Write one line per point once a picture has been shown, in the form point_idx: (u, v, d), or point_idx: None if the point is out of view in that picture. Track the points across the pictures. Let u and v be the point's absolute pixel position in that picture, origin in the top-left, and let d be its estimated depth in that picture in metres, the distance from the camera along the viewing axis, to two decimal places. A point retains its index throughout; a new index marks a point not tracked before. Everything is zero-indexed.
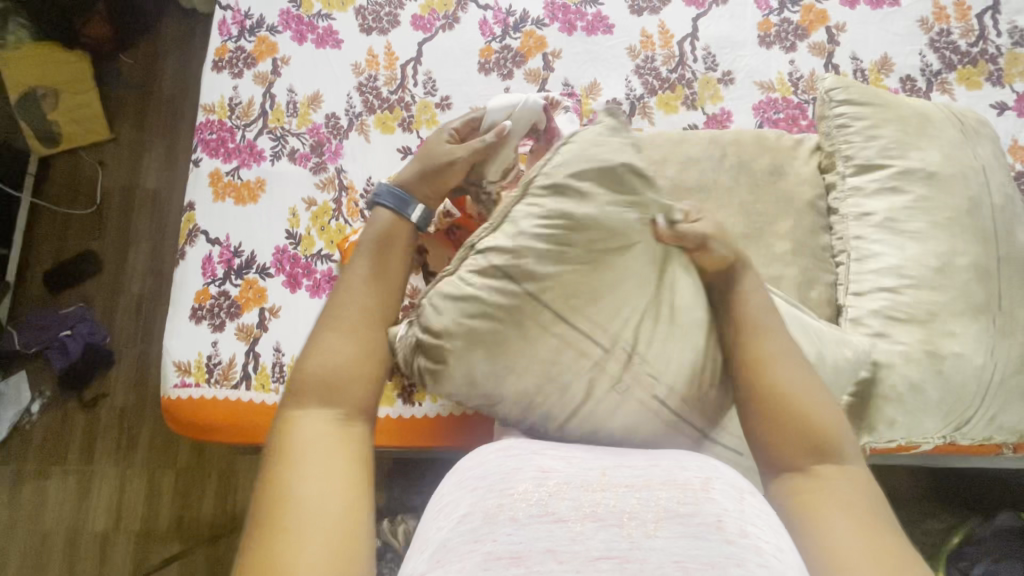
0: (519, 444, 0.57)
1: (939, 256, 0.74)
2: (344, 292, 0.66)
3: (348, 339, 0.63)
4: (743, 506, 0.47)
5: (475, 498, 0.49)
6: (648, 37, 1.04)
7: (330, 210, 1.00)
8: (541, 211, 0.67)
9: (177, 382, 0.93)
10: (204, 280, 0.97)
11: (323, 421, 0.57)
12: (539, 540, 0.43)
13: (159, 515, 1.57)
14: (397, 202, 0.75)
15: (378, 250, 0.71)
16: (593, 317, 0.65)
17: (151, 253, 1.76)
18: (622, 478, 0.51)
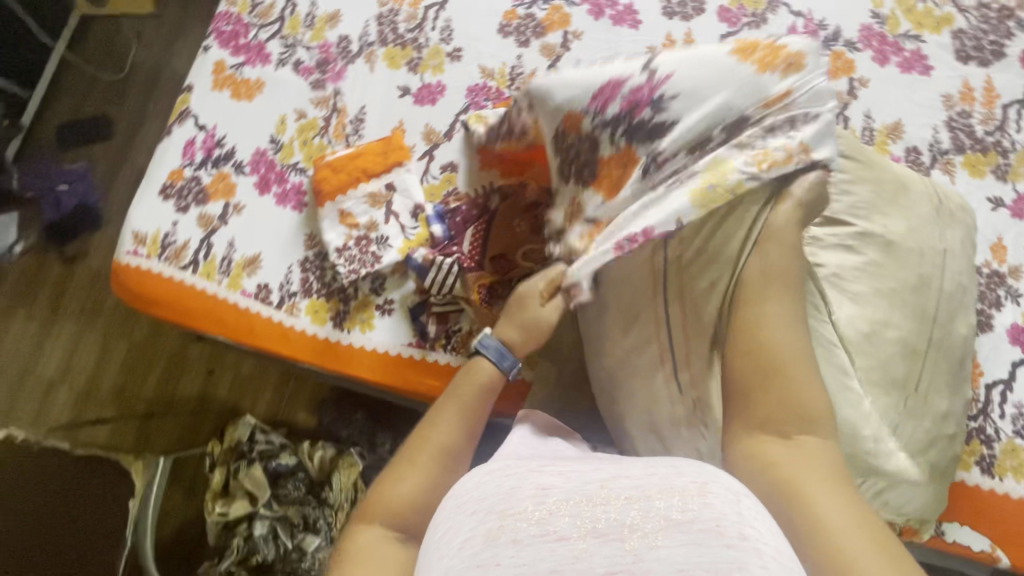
0: (516, 464, 0.61)
1: (872, 323, 0.72)
2: (429, 426, 0.75)
3: (416, 464, 0.71)
4: (740, 508, 0.50)
5: (475, 523, 0.53)
6: (671, 41, 1.03)
7: (317, 127, 1.01)
8: (711, 112, 0.69)
9: (131, 249, 0.97)
10: (182, 161, 1.00)
11: (380, 537, 0.64)
12: (543, 560, 0.47)
13: (104, 379, 1.63)
14: (497, 356, 0.81)
15: (472, 398, 0.79)
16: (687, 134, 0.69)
17: (161, 133, 1.79)
18: (620, 489, 0.53)
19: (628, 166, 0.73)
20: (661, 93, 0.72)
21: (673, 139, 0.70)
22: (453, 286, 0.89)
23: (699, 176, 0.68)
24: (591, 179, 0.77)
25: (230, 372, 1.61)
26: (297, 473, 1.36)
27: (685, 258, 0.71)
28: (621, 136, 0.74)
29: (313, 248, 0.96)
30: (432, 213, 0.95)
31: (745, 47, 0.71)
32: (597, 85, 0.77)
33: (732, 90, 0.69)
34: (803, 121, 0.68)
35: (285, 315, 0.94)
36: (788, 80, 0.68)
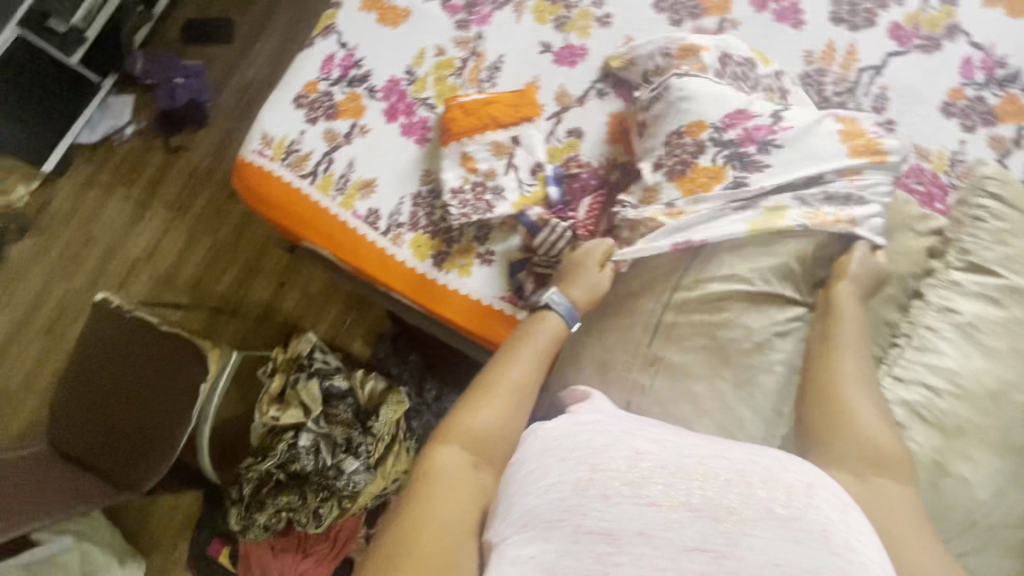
0: (611, 423, 0.61)
1: (999, 382, 0.70)
2: (505, 363, 0.75)
3: (493, 398, 0.70)
4: (847, 517, 0.51)
5: (564, 469, 0.54)
6: (831, 49, 0.98)
7: (454, 67, 1.01)
8: (798, 170, 0.79)
9: (257, 149, 1.01)
10: (319, 74, 1.02)
11: (460, 463, 0.64)
12: (631, 521, 0.49)
13: (183, 269, 1.72)
14: (566, 314, 0.81)
15: (547, 343, 0.78)
16: (768, 177, 0.79)
17: (277, 47, 1.83)
18: (720, 470, 0.53)
19: (714, 179, 0.81)
20: (772, 140, 0.81)
21: (759, 178, 0.79)
22: (562, 251, 0.89)
23: (761, 211, 0.78)
24: (677, 174, 0.83)
25: (299, 289, 1.67)
26: (346, 397, 1.41)
27: (714, 260, 0.79)
28: (722, 155, 0.81)
29: (428, 185, 0.98)
30: (551, 174, 0.95)
31: (852, 133, 0.82)
32: (729, 108, 0.83)
33: (822, 159, 0.80)
34: (857, 201, 0.78)
35: (389, 244, 0.96)
36: (868, 167, 0.80)
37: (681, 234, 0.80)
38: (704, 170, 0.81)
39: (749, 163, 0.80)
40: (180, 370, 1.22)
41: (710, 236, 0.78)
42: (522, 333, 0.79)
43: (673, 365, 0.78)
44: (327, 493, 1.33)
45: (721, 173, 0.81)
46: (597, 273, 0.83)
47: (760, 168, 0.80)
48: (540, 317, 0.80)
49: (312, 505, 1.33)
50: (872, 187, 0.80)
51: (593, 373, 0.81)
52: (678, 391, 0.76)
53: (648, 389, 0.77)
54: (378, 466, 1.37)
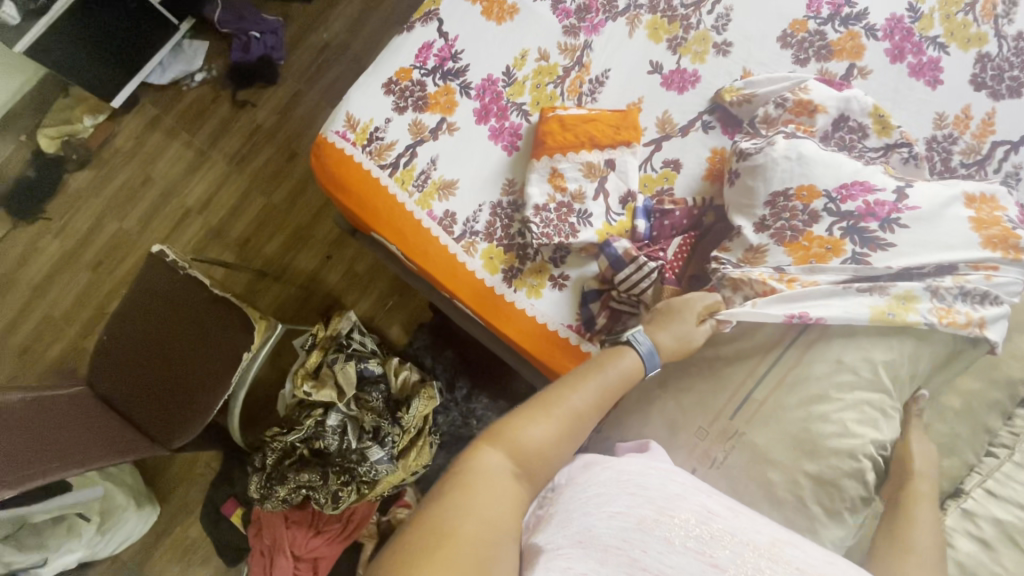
0: (685, 478, 0.63)
1: None
2: (570, 387, 0.70)
3: (549, 421, 0.66)
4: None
5: (633, 502, 0.56)
6: (967, 116, 0.90)
7: (555, 75, 0.96)
8: (932, 254, 0.73)
9: (339, 131, 0.97)
10: (414, 62, 0.98)
11: (499, 473, 0.60)
12: (690, 573, 0.50)
13: (234, 226, 1.71)
14: (645, 355, 0.74)
15: (616, 378, 0.72)
16: (898, 258, 0.73)
17: (358, 14, 1.79)
18: (790, 556, 0.54)
19: (829, 251, 0.76)
20: (897, 219, 0.74)
21: (880, 259, 0.74)
22: (646, 291, 0.83)
23: (887, 297, 0.72)
24: (787, 239, 0.78)
25: (344, 265, 1.65)
26: (379, 384, 1.40)
27: (826, 341, 0.73)
28: (838, 228, 0.76)
29: (509, 195, 0.93)
30: (641, 206, 0.90)
31: (983, 220, 0.75)
32: (846, 178, 0.78)
33: (958, 247, 0.73)
34: (994, 301, 0.71)
35: (460, 251, 0.93)
36: (1010, 266, 0.73)
37: (796, 306, 0.74)
38: (814, 240, 0.76)
39: (878, 239, 0.74)
40: (224, 336, 1.21)
41: (829, 316, 0.72)
42: (593, 362, 0.74)
43: (755, 444, 0.73)
44: (348, 476, 1.34)
45: (834, 246, 0.75)
46: (692, 326, 0.76)
47: (890, 246, 0.74)
48: (623, 358, 0.74)
49: (332, 487, 1.33)
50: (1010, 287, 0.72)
51: (661, 433, 0.79)
52: (752, 470, 0.73)
53: (718, 461, 0.75)
54: (400, 457, 1.36)
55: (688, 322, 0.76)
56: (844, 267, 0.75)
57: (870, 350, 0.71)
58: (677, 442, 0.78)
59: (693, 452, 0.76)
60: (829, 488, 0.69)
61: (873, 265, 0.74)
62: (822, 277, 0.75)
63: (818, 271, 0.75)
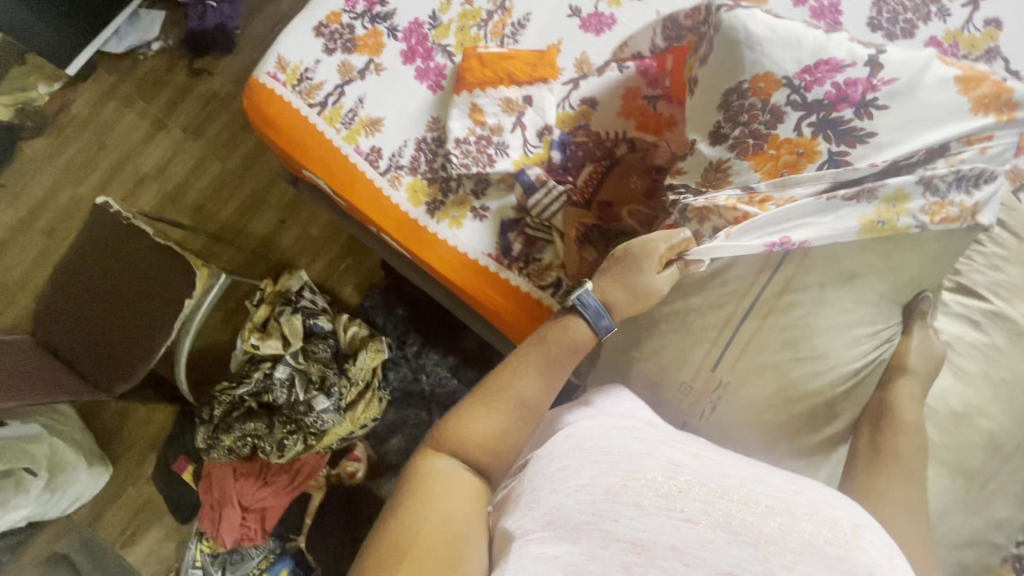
0: (645, 432, 0.59)
1: (964, 405, 0.68)
2: (515, 368, 0.68)
3: (495, 407, 0.65)
4: (897, 568, 0.45)
5: (597, 472, 0.53)
6: None
7: (479, 18, 1.00)
8: (912, 138, 0.66)
9: (270, 72, 1.01)
10: (343, 6, 1.01)
11: (454, 473, 0.60)
12: (665, 534, 0.48)
13: (190, 191, 1.73)
14: (593, 316, 0.71)
15: (562, 353, 0.70)
16: (879, 151, 0.67)
17: None
18: (758, 494, 0.50)
19: (802, 156, 0.68)
20: (873, 100, 0.66)
21: (862, 153, 0.67)
22: (554, 215, 0.90)
23: (874, 202, 0.66)
24: (751, 151, 0.70)
25: (299, 228, 1.67)
26: (328, 338, 1.43)
27: (810, 261, 0.69)
28: (808, 124, 0.68)
29: (433, 132, 0.97)
30: (557, 139, 0.94)
31: (969, 79, 0.66)
32: (809, 59, 0.68)
33: (943, 120, 0.66)
34: (984, 178, 0.66)
35: (386, 184, 0.96)
36: (1003, 127, 0.65)
37: (776, 232, 0.69)
38: (779, 146, 0.69)
39: (857, 129, 0.67)
40: (169, 290, 1.23)
41: (813, 236, 0.67)
42: (537, 340, 0.72)
43: (743, 394, 0.72)
44: (294, 426, 1.36)
45: (801, 150, 0.68)
46: (650, 275, 0.71)
47: (869, 138, 0.67)
48: (569, 327, 0.71)
49: (278, 436, 1.36)
50: (1000, 154, 0.66)
51: (644, 392, 0.78)
52: (748, 419, 0.72)
53: (709, 413, 0.74)
54: (348, 408, 1.39)
55: (650, 271, 0.71)
56: (821, 174, 0.67)
57: (851, 267, 0.68)
58: (662, 395, 0.77)
59: (682, 406, 0.75)
60: (806, 426, 0.70)
61: (853, 164, 0.67)
62: (798, 193, 0.68)
63: (795, 186, 0.68)
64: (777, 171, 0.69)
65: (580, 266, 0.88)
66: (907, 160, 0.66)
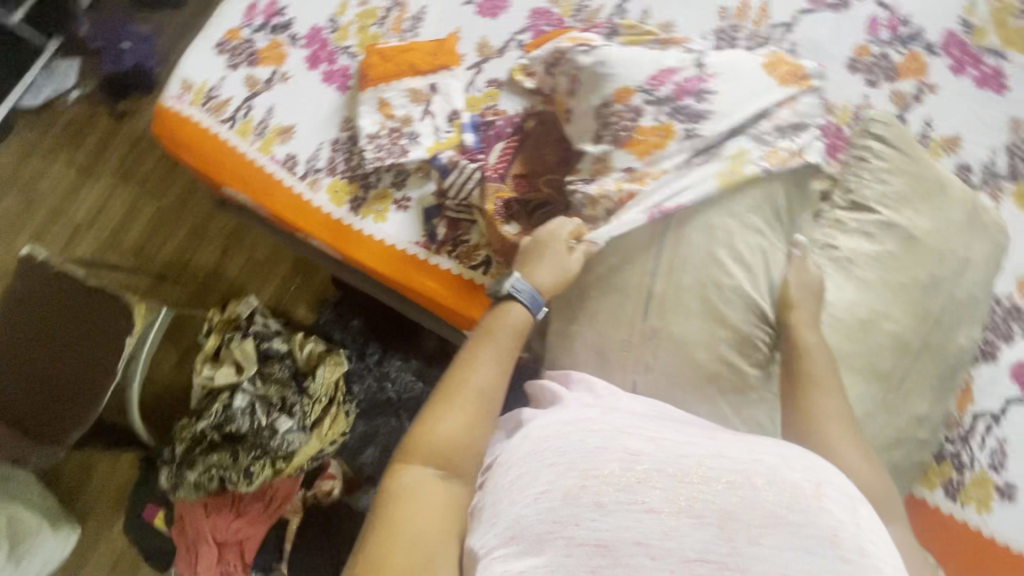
0: (599, 418, 0.52)
1: (870, 311, 0.72)
2: (455, 371, 0.62)
3: (447, 405, 0.58)
4: (860, 522, 0.41)
5: (555, 475, 0.47)
6: (746, 6, 1.01)
7: (376, 17, 1.02)
8: (743, 109, 0.75)
9: (176, 95, 1.00)
10: (241, 22, 1.02)
11: (420, 494, 0.52)
12: (628, 530, 0.43)
13: (128, 234, 1.68)
14: (529, 300, 0.68)
15: (508, 340, 0.65)
16: (720, 119, 0.75)
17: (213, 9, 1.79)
18: (719, 471, 0.45)
19: (664, 136, 0.75)
20: (705, 88, 0.76)
21: (710, 125, 0.75)
22: (471, 193, 0.92)
23: (723, 159, 0.74)
24: (624, 138, 0.76)
25: (244, 255, 1.65)
26: (285, 358, 1.41)
27: (691, 218, 0.73)
28: (664, 113, 0.76)
29: (346, 131, 0.98)
30: (468, 122, 0.96)
31: (771, 64, 0.79)
32: (651, 70, 0.78)
33: (762, 93, 0.76)
34: (805, 131, 0.76)
35: (305, 188, 0.97)
36: (804, 93, 0.77)
37: (653, 202, 0.73)
38: (647, 135, 0.75)
39: (698, 109, 0.75)
40: (114, 331, 1.21)
41: (685, 196, 0.72)
42: (482, 328, 0.66)
43: (675, 334, 0.72)
44: (260, 452, 1.33)
45: (664, 134, 0.75)
46: (565, 259, 0.72)
47: (710, 115, 0.75)
48: (502, 314, 0.67)
49: (245, 463, 1.33)
50: (810, 111, 0.77)
51: (594, 362, 0.75)
52: (678, 367, 0.71)
53: (651, 364, 0.72)
54: (314, 426, 1.37)
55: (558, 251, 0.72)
56: (678, 147, 0.75)
57: (729, 210, 0.73)
58: (608, 356, 0.74)
59: (625, 362, 0.73)
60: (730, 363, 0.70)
61: (702, 134, 0.75)
62: (664, 167, 0.75)
63: (658, 161, 0.75)
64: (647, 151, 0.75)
65: (502, 240, 0.89)
66: (742, 126, 0.75)
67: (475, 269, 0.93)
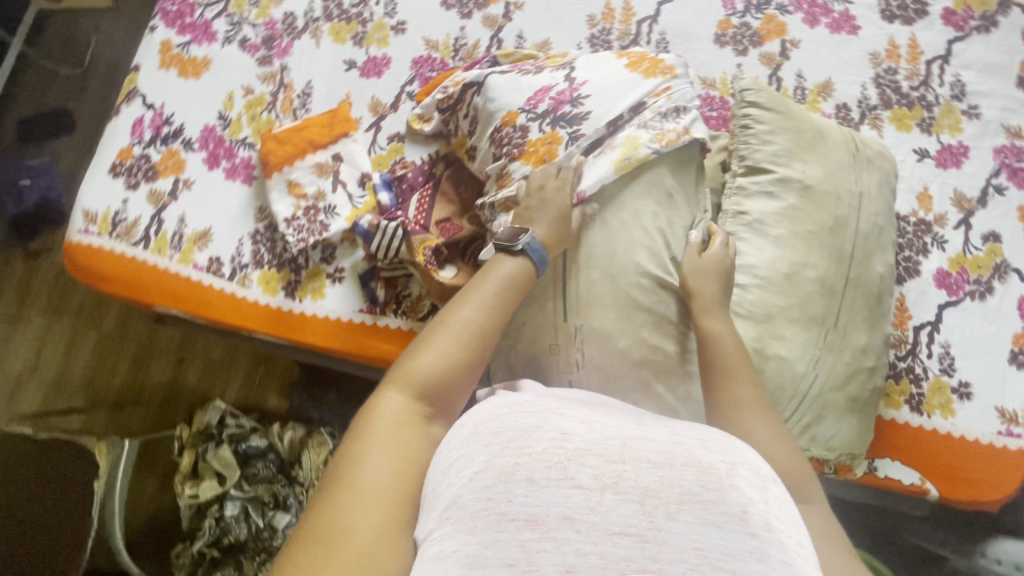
0: (535, 399, 0.49)
1: (791, 264, 0.76)
2: (456, 308, 0.63)
3: (438, 343, 0.60)
4: (768, 499, 0.42)
5: (489, 456, 0.44)
6: (610, 9, 1.06)
7: (265, 102, 1.03)
8: (620, 102, 0.79)
9: (81, 228, 0.97)
10: (131, 139, 1.01)
11: (398, 414, 0.54)
12: (554, 507, 0.41)
13: (74, 371, 1.59)
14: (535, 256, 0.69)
15: (507, 287, 0.66)
16: (601, 116, 0.78)
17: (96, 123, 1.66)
18: (644, 451, 0.44)
19: (551, 143, 0.77)
20: (580, 95, 0.79)
21: (591, 125, 0.77)
22: (398, 251, 0.91)
23: (617, 148, 0.76)
24: (517, 155, 0.79)
25: (200, 360, 1.59)
26: (267, 455, 1.37)
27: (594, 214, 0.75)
28: (547, 124, 0.78)
29: (264, 220, 0.98)
30: (379, 181, 0.98)
31: (636, 61, 0.83)
32: (528, 91, 0.81)
33: (634, 87, 0.80)
34: (683, 110, 0.79)
35: (237, 287, 0.96)
36: (676, 79, 0.82)
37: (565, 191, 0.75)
38: (536, 144, 0.78)
39: (579, 112, 0.78)
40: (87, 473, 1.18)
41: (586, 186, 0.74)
42: (484, 268, 0.68)
43: (597, 329, 0.73)
44: (264, 554, 1.29)
45: (551, 141, 0.77)
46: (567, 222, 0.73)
47: (591, 114, 0.78)
48: (510, 266, 0.68)
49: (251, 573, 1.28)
50: (686, 92, 0.81)
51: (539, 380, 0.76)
52: (608, 361, 0.73)
53: (582, 361, 0.73)
54: None
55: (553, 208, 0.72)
56: (569, 148, 0.77)
57: (626, 206, 0.75)
58: (544, 368, 0.75)
59: (557, 363, 0.74)
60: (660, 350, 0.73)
61: (588, 133, 0.77)
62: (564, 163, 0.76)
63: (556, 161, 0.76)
64: (540, 156, 0.77)
65: (439, 286, 0.89)
66: (625, 117, 0.78)
67: (423, 319, 0.94)
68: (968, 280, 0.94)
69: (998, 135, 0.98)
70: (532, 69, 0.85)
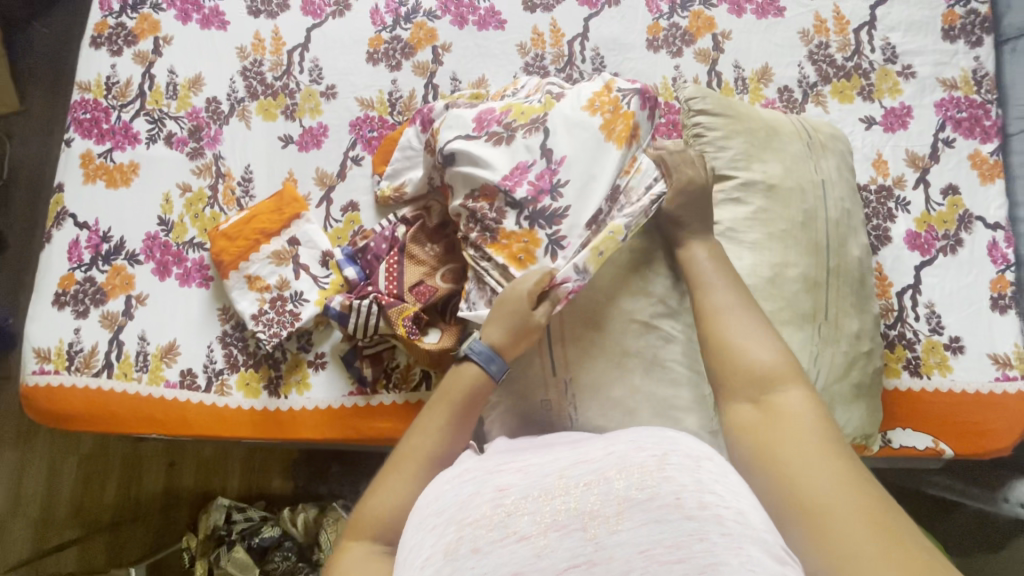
0: (471, 466, 0.49)
1: (772, 267, 0.76)
2: (410, 434, 0.62)
3: (396, 477, 0.58)
4: (703, 479, 0.40)
5: (434, 539, 0.41)
6: (539, 34, 1.04)
7: (205, 197, 0.98)
8: (596, 190, 0.70)
9: (36, 369, 0.91)
10: (69, 265, 0.94)
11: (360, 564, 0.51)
12: (504, 566, 0.38)
13: (61, 500, 1.50)
14: (483, 360, 0.65)
15: (461, 400, 0.64)
16: (581, 210, 0.70)
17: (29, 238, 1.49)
18: (579, 476, 0.43)
19: (529, 241, 0.70)
20: (558, 180, 0.71)
21: (571, 224, 0.70)
22: (376, 326, 0.88)
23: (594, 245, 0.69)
24: (491, 243, 0.72)
25: (193, 459, 1.52)
26: (283, 543, 1.30)
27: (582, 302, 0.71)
28: (524, 218, 0.70)
29: (230, 320, 0.94)
30: (342, 257, 0.94)
31: (611, 121, 0.73)
32: (505, 168, 0.72)
33: (608, 167, 0.71)
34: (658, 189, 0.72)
35: (216, 397, 0.91)
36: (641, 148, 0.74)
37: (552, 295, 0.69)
38: (516, 236, 0.71)
39: (558, 208, 0.70)
40: None
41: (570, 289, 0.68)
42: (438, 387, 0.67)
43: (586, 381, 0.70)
44: None
45: (529, 235, 0.70)
46: (529, 313, 0.66)
47: (570, 211, 0.70)
48: (455, 371, 0.66)
49: None
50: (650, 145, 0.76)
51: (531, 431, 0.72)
52: (602, 408, 0.69)
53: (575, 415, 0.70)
54: None
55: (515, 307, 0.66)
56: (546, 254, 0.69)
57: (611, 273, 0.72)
58: (534, 415, 0.71)
59: (550, 420, 0.70)
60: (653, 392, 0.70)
61: (568, 231, 0.70)
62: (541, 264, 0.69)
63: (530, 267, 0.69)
64: (515, 261, 0.70)
65: (426, 351, 0.86)
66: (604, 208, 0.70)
67: (417, 388, 0.91)
68: (938, 236, 0.95)
69: (937, 90, 1.00)
70: (502, 131, 0.75)
